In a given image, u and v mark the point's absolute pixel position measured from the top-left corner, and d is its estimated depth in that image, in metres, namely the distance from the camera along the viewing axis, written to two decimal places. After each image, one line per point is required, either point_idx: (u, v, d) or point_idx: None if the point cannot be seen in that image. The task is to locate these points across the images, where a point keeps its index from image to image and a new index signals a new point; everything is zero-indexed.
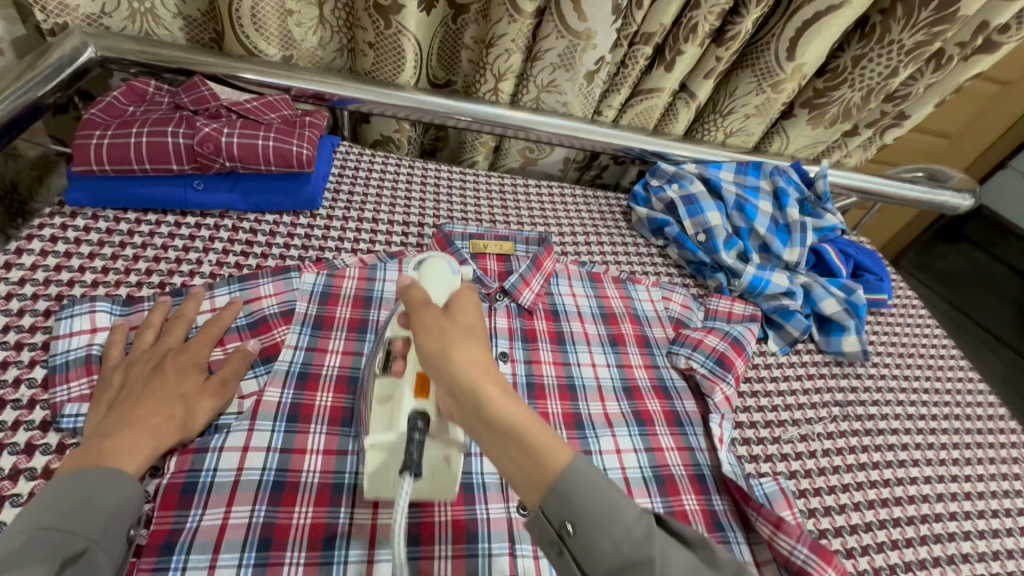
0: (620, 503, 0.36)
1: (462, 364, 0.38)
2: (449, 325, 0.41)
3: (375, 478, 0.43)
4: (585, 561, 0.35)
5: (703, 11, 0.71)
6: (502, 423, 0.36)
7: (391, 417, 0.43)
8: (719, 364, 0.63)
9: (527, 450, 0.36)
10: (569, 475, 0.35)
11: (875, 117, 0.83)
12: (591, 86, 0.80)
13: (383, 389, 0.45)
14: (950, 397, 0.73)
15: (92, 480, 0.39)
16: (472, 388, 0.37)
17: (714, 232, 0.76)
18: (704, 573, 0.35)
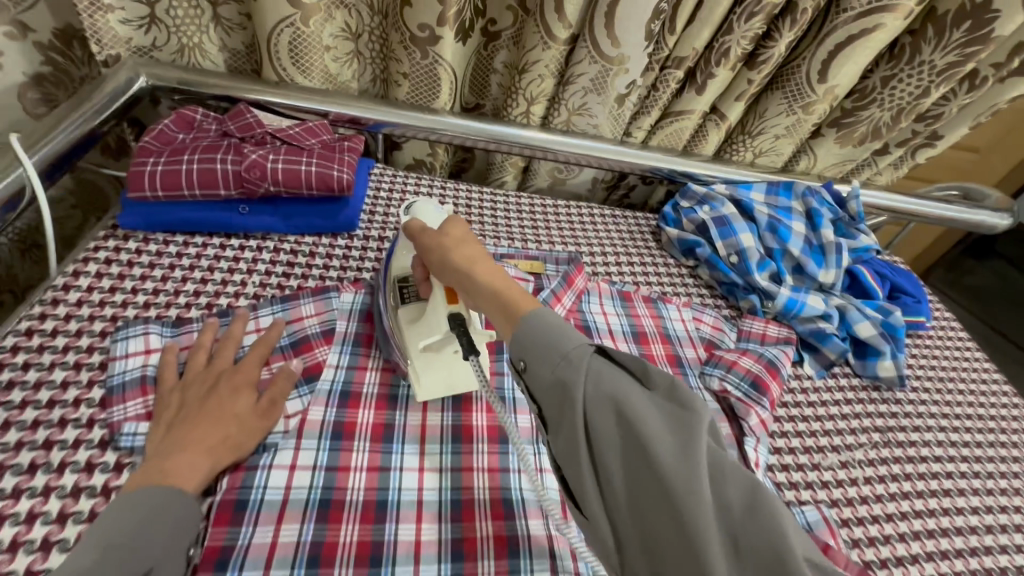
0: (560, 335, 0.37)
1: (459, 259, 0.46)
2: (444, 238, 0.48)
3: (435, 374, 0.55)
4: (534, 389, 0.37)
5: (735, 36, 0.72)
6: (488, 290, 0.43)
7: (434, 323, 0.52)
8: (754, 387, 0.63)
9: (502, 302, 0.42)
10: (526, 318, 0.39)
11: (906, 136, 0.82)
12: (622, 108, 0.82)
13: (415, 309, 0.55)
14: (994, 423, 0.71)
15: (155, 501, 0.41)
16: (468, 271, 0.45)
17: (746, 253, 0.75)
18: (638, 393, 0.35)
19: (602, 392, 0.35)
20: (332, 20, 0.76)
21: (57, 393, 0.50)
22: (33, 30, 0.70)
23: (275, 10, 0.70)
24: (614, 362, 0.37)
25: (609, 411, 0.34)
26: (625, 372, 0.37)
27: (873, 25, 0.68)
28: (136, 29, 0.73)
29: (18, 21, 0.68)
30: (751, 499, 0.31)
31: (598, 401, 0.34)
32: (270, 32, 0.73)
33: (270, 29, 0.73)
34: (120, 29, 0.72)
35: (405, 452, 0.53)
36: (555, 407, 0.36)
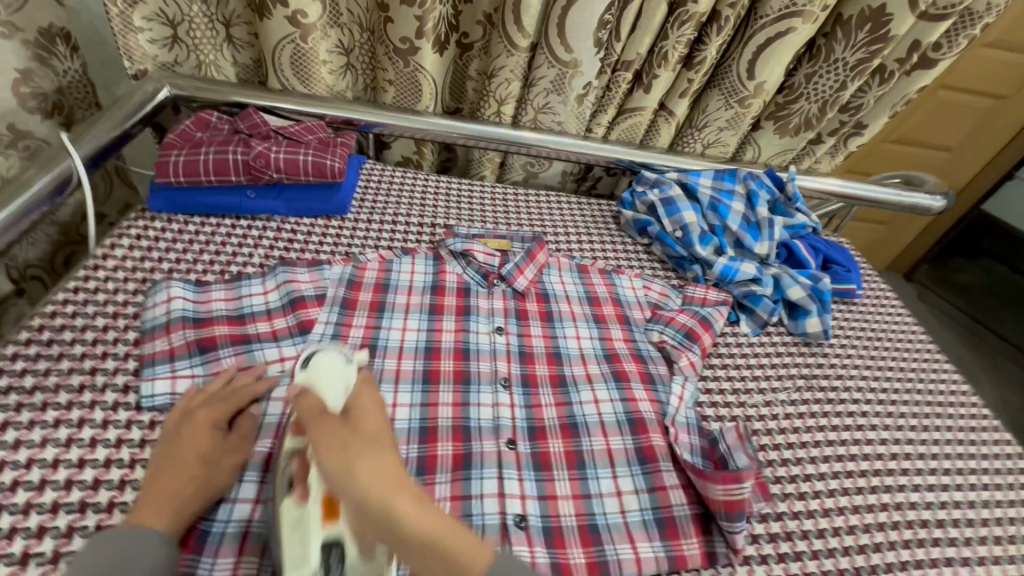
0: None
1: (370, 482, 0.38)
2: (352, 436, 0.42)
3: None
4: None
5: (671, 41, 0.83)
6: (420, 537, 0.38)
7: (300, 554, 0.42)
8: (687, 337, 0.73)
9: (449, 562, 0.38)
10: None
11: (835, 126, 0.93)
12: (582, 107, 0.93)
13: (288, 516, 0.44)
14: (913, 374, 0.80)
15: (119, 543, 0.42)
16: (383, 504, 0.38)
17: (689, 228, 0.86)
18: None
19: None
20: (328, 37, 0.89)
21: (99, 334, 0.61)
22: (21, 30, 0.75)
23: (278, 29, 0.83)
24: None
25: None
26: None
27: (787, 29, 0.79)
28: (161, 48, 0.86)
29: (8, 23, 0.73)
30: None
31: None
32: (273, 48, 0.86)
33: (273, 46, 0.86)
34: (149, 47, 0.85)
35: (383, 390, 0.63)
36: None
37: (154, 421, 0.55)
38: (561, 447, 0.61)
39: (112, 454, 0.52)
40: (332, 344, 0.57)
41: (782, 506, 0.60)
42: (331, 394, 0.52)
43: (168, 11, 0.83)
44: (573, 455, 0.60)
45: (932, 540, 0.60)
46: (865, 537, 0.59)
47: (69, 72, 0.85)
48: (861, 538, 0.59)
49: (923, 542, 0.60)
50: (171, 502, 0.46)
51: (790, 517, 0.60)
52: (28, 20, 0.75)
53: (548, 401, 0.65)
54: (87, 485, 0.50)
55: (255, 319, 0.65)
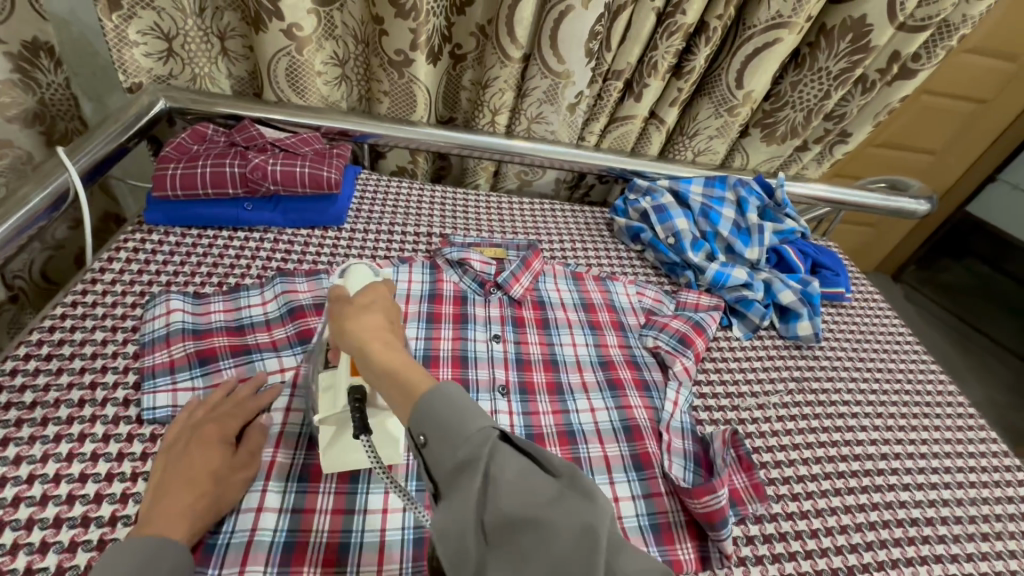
0: (468, 415, 0.38)
1: (358, 331, 0.48)
2: (347, 307, 0.52)
3: (331, 453, 0.54)
4: (433, 467, 0.38)
5: (660, 52, 0.85)
6: (386, 365, 0.44)
7: (331, 401, 0.53)
8: (680, 342, 0.74)
9: (401, 382, 0.42)
10: (424, 396, 0.40)
11: (821, 133, 0.95)
12: (574, 116, 0.94)
13: (325, 380, 0.55)
14: (901, 374, 0.82)
15: (136, 554, 0.42)
16: (362, 346, 0.46)
17: (681, 234, 0.87)
18: (540, 481, 0.36)
19: (509, 492, 0.35)
20: (323, 49, 0.90)
21: (97, 348, 0.61)
22: (5, 43, 0.76)
23: (273, 42, 0.84)
24: (517, 448, 0.38)
25: (506, 531, 0.34)
26: (526, 459, 0.38)
27: (772, 40, 0.81)
28: (156, 61, 0.87)
29: None
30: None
31: (495, 516, 0.34)
32: (270, 60, 0.87)
33: (269, 58, 0.87)
34: (143, 61, 0.86)
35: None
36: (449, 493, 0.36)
37: (155, 433, 0.56)
38: (559, 453, 0.62)
39: (113, 467, 0.52)
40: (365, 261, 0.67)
41: (776, 507, 0.62)
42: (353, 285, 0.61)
43: (164, 25, 0.83)
44: (571, 461, 0.61)
45: (922, 539, 0.62)
46: (857, 537, 0.61)
47: (53, 84, 0.85)
48: (853, 538, 0.61)
49: (913, 540, 0.62)
50: (181, 517, 0.46)
51: (784, 517, 0.61)
52: (12, 33, 0.76)
53: (545, 408, 0.66)
54: (89, 499, 0.50)
55: (255, 330, 0.66)
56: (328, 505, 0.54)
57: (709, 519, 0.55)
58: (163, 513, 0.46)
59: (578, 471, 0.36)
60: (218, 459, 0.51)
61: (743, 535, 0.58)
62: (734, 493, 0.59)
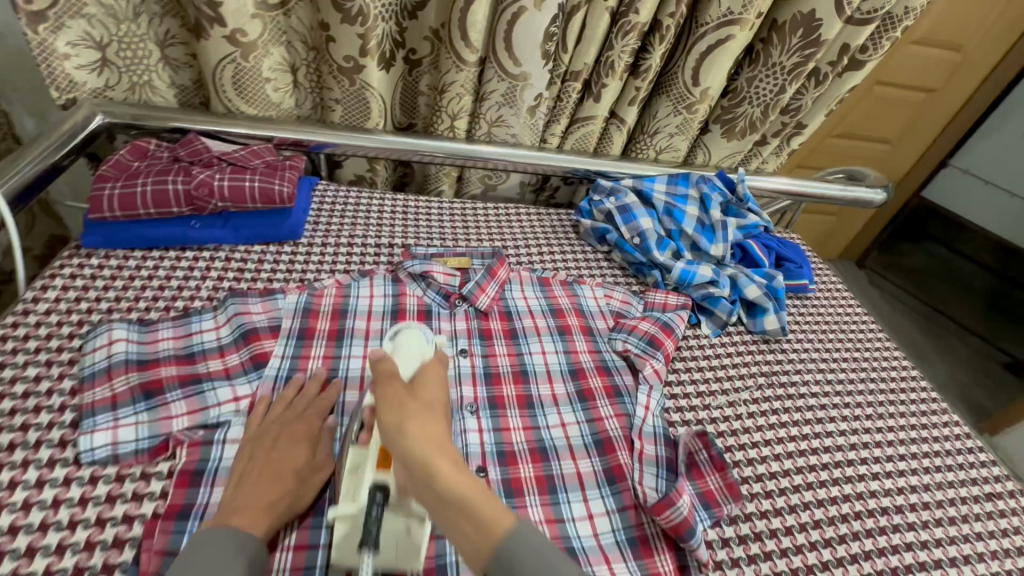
0: (560, 565, 0.40)
1: (418, 439, 0.44)
2: (409, 400, 0.48)
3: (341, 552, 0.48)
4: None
5: (616, 51, 0.85)
6: (453, 494, 0.41)
7: (353, 490, 0.49)
8: (649, 344, 0.74)
9: (476, 518, 0.41)
10: (508, 540, 0.40)
11: (778, 127, 0.96)
12: (534, 118, 0.93)
13: (352, 458, 0.51)
14: (866, 363, 0.83)
15: (216, 554, 0.43)
16: (426, 462, 0.43)
17: (646, 234, 0.87)
18: None
19: None
20: (270, 55, 0.85)
21: (30, 386, 0.57)
22: None
23: (216, 49, 0.80)
24: None
25: None
26: None
27: (725, 37, 0.82)
28: (91, 73, 0.82)
29: None
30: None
31: None
32: (213, 68, 0.83)
33: (212, 66, 0.83)
34: (76, 74, 0.80)
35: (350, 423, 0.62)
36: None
37: (96, 475, 0.52)
38: (532, 471, 0.60)
39: (48, 516, 0.48)
40: (417, 324, 0.63)
41: (750, 507, 0.62)
42: (408, 357, 0.58)
43: (95, 33, 0.79)
44: (544, 478, 0.59)
45: (892, 527, 0.63)
46: (830, 530, 0.61)
47: None
48: (826, 532, 0.61)
49: (883, 528, 0.63)
50: (265, 512, 0.48)
51: (758, 516, 0.61)
52: None
53: (516, 424, 0.64)
54: (21, 554, 0.46)
55: (206, 357, 0.62)
56: (291, 542, 0.52)
57: (677, 532, 0.54)
58: (250, 501, 0.48)
59: None
60: (301, 458, 0.54)
61: (718, 537, 0.58)
62: (707, 495, 0.59)
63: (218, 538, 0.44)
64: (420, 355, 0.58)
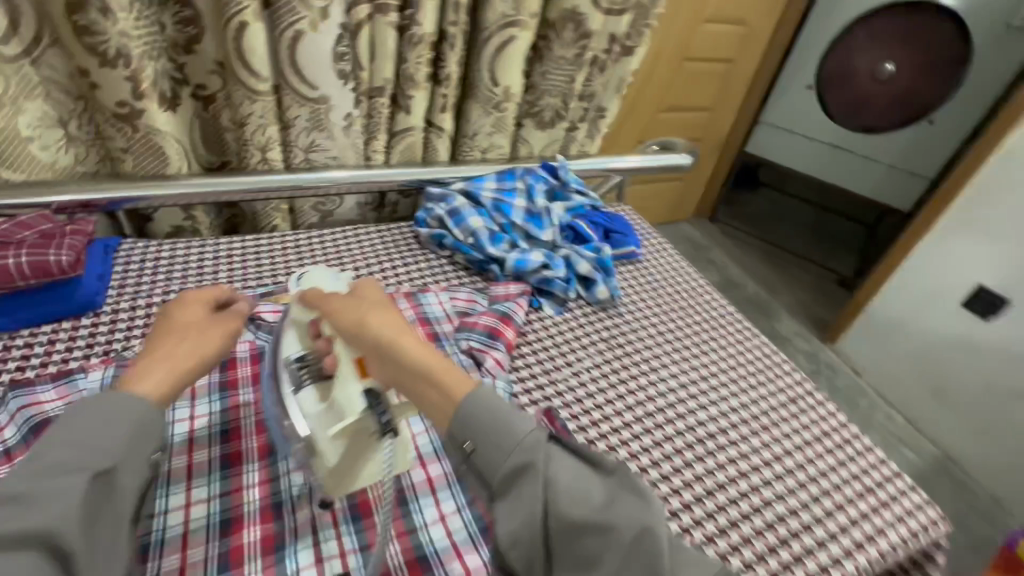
0: (516, 422, 0.47)
1: (380, 327, 0.54)
2: (362, 305, 0.58)
3: (342, 471, 0.54)
4: (484, 472, 0.46)
5: (412, 63, 0.87)
6: (424, 366, 0.51)
7: (345, 405, 0.53)
8: (490, 336, 0.76)
9: (438, 384, 0.50)
10: (467, 400, 0.48)
11: (581, 114, 1.05)
12: (350, 137, 0.93)
13: (319, 393, 0.55)
14: (690, 308, 0.94)
15: (103, 412, 0.44)
16: (392, 341, 0.53)
17: (477, 233, 0.90)
18: (595, 488, 0.45)
19: (569, 497, 0.43)
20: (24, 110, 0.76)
21: None
22: None
23: None
24: (567, 449, 0.48)
25: (569, 529, 0.42)
26: (579, 459, 0.47)
27: (508, 37, 0.87)
28: None
29: None
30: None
31: (558, 515, 0.43)
32: None
33: None
34: None
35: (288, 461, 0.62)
36: (512, 495, 0.45)
37: None
38: (383, 490, 0.62)
39: None
40: (318, 267, 0.71)
41: None
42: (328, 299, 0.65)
43: None
44: (399, 494, 0.60)
45: (719, 447, 0.71)
46: (667, 464, 0.68)
47: None
48: (664, 469, 0.67)
49: (710, 447, 0.71)
50: (168, 361, 0.50)
51: None
52: None
53: None
54: None
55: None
56: None
57: None
58: (156, 356, 0.50)
59: (637, 480, 0.45)
60: (195, 316, 0.57)
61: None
62: None
63: (107, 402, 0.45)
64: (335, 278, 0.68)
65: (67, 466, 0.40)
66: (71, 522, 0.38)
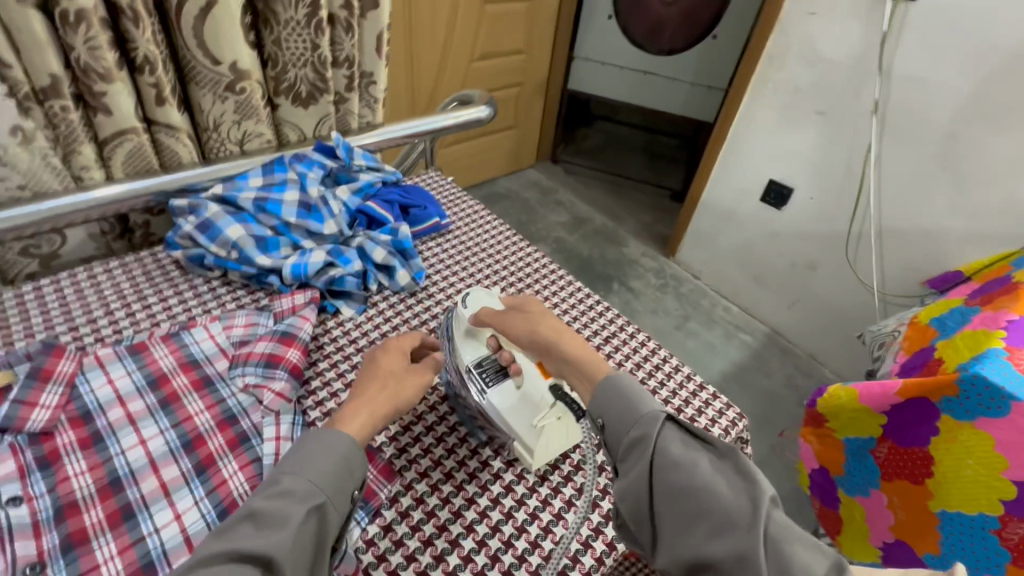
0: (646, 401, 0.50)
1: (553, 331, 0.59)
2: (540, 310, 0.62)
3: (544, 452, 0.61)
4: (612, 443, 0.50)
5: (83, 50, 0.68)
6: (579, 360, 0.56)
7: (536, 397, 0.61)
8: (268, 366, 0.65)
9: (586, 372, 0.55)
10: (603, 380, 0.53)
11: (347, 81, 0.93)
12: (34, 157, 0.72)
13: (512, 391, 0.61)
14: (507, 271, 0.90)
15: (325, 438, 0.47)
16: (554, 340, 0.58)
17: (241, 244, 0.76)
18: (705, 467, 0.45)
19: (671, 471, 0.45)
20: None
21: None
22: None
23: None
24: (684, 429, 0.48)
25: (672, 495, 0.44)
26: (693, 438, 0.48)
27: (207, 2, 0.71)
28: None
29: None
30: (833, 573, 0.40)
31: (663, 486, 0.45)
32: None
33: None
34: None
35: None
36: (630, 459, 0.48)
37: None
38: None
39: None
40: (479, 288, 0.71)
41: (410, 475, 0.60)
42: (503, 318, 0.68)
43: None
44: None
45: None
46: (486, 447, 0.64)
47: None
48: (484, 454, 0.63)
49: None
50: (361, 408, 0.51)
51: (418, 481, 0.59)
52: None
53: (107, 554, 0.50)
54: None
55: None
56: None
57: None
58: (354, 408, 0.51)
59: (747, 463, 0.45)
60: (397, 363, 0.58)
61: (360, 542, 0.53)
62: (363, 491, 0.56)
63: (324, 435, 0.47)
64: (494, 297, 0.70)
65: (295, 493, 0.43)
66: (284, 548, 0.39)
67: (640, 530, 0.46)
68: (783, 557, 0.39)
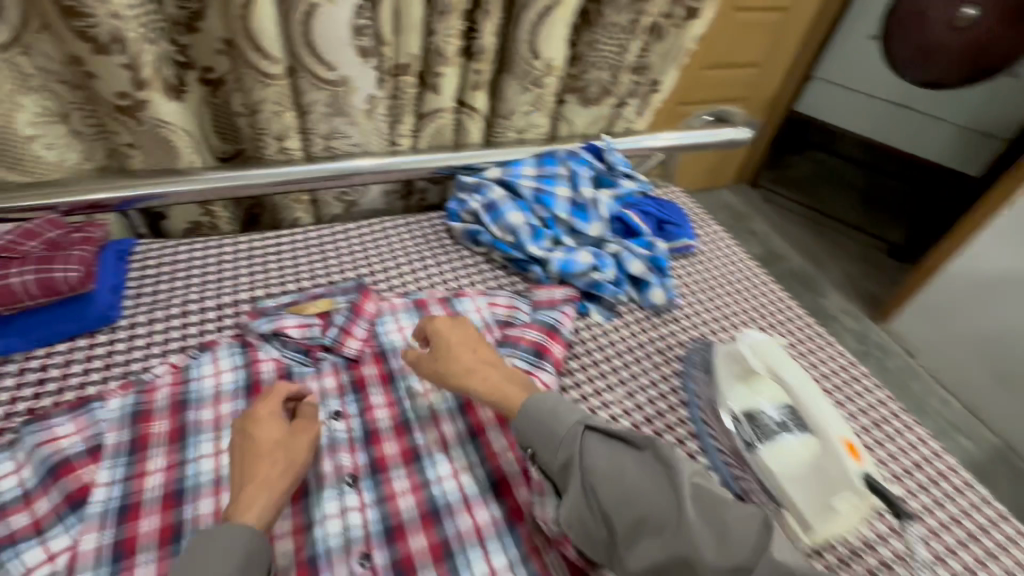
0: (558, 427, 0.54)
1: (461, 366, 0.61)
2: (442, 348, 0.62)
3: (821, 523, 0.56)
4: (546, 470, 0.55)
5: (440, 36, 0.76)
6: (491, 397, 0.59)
7: (834, 472, 0.55)
8: (537, 355, 0.68)
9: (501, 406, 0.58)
10: (518, 417, 0.56)
11: (632, 87, 0.93)
12: (374, 123, 0.83)
13: (800, 453, 0.58)
14: (757, 313, 0.84)
15: (219, 543, 0.46)
16: (461, 375, 0.60)
17: (518, 231, 0.81)
18: (631, 471, 0.51)
19: (607, 483, 0.50)
20: (22, 108, 0.69)
21: None
22: None
23: None
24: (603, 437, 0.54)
25: (615, 506, 0.49)
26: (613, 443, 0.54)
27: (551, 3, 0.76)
28: None
29: None
30: (752, 521, 0.47)
31: (605, 497, 0.50)
32: None
33: None
34: None
35: (325, 500, 0.55)
36: (565, 482, 0.53)
37: None
38: (423, 541, 0.54)
39: None
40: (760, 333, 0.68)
41: None
42: (789, 372, 0.62)
43: None
44: (439, 545, 0.54)
45: None
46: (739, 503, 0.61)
47: None
48: None
49: None
50: (264, 487, 0.50)
51: None
52: None
53: (403, 487, 0.58)
54: None
55: (5, 514, 0.50)
56: None
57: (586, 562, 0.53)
58: (261, 474, 0.51)
59: (658, 453, 0.52)
60: (277, 431, 0.55)
61: None
62: None
63: (217, 534, 0.46)
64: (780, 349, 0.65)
65: None
66: None
67: (592, 548, 0.51)
68: (714, 517, 0.47)
